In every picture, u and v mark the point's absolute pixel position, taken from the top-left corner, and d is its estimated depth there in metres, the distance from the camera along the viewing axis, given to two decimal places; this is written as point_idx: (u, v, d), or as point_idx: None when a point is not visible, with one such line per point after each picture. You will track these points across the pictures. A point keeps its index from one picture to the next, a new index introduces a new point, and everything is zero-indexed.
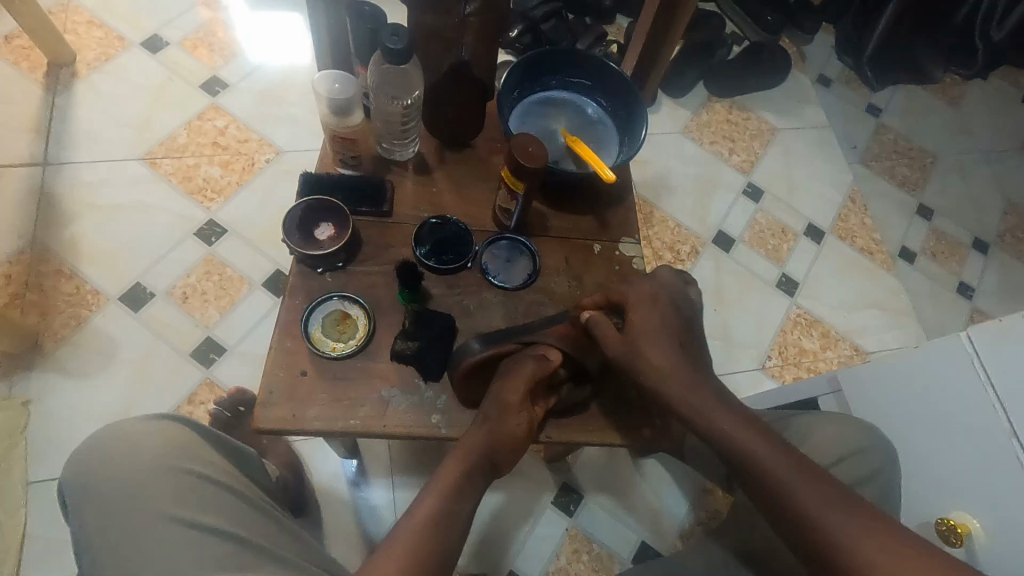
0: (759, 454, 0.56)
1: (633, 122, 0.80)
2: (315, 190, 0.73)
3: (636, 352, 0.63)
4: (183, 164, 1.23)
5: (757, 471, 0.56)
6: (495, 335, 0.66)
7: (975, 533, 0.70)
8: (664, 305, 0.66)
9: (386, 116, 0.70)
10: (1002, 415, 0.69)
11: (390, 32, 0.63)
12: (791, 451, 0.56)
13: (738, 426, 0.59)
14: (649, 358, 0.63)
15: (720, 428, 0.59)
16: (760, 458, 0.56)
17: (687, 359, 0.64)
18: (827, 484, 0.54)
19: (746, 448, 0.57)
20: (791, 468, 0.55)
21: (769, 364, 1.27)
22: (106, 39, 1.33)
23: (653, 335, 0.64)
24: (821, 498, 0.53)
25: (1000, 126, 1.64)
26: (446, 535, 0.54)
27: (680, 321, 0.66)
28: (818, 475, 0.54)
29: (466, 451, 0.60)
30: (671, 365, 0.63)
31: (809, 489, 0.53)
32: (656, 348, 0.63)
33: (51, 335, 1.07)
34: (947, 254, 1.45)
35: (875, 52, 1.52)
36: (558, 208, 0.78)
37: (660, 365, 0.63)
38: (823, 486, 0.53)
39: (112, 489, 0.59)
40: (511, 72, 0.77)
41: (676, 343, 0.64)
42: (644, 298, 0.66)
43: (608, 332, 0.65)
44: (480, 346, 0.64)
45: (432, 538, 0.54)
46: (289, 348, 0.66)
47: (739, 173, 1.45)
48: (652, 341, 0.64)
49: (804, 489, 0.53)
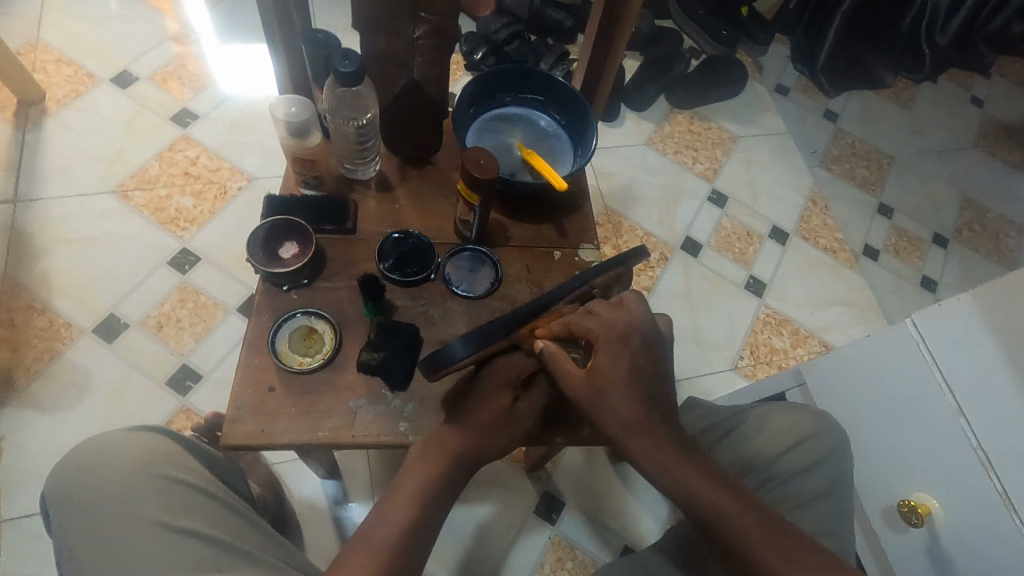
0: (724, 511, 0.56)
1: (585, 133, 0.84)
2: (279, 211, 0.75)
3: (597, 399, 0.59)
4: (154, 196, 1.25)
5: (720, 525, 0.56)
6: (481, 331, 0.58)
7: (935, 513, 0.74)
8: (635, 345, 0.60)
9: (344, 136, 0.73)
10: (948, 394, 0.72)
11: (342, 56, 0.66)
12: (756, 509, 0.57)
13: (703, 478, 0.58)
14: (609, 404, 0.58)
15: (682, 478, 0.58)
16: (725, 515, 0.56)
17: (649, 404, 0.59)
18: (793, 542, 0.55)
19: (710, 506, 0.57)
20: (758, 527, 0.56)
21: (741, 364, 1.30)
22: (75, 76, 1.35)
23: (619, 382, 0.59)
24: (779, 551, 0.55)
25: (953, 125, 1.70)
26: (423, 536, 0.57)
27: (647, 363, 0.60)
28: (782, 530, 0.56)
29: (443, 452, 0.61)
30: (633, 417, 0.58)
31: (774, 551, 0.55)
32: (618, 396, 0.58)
33: (24, 370, 1.07)
34: (908, 250, 1.51)
35: (827, 62, 1.60)
36: (518, 219, 0.81)
37: (622, 418, 0.58)
38: (781, 540, 0.55)
39: (94, 498, 0.59)
40: (465, 90, 0.80)
41: (642, 393, 0.59)
42: (605, 335, 0.60)
43: (568, 367, 0.60)
44: (465, 350, 0.56)
45: (410, 540, 0.56)
46: (257, 364, 0.67)
47: (702, 181, 1.50)
48: (615, 387, 0.58)
49: (766, 547, 0.55)
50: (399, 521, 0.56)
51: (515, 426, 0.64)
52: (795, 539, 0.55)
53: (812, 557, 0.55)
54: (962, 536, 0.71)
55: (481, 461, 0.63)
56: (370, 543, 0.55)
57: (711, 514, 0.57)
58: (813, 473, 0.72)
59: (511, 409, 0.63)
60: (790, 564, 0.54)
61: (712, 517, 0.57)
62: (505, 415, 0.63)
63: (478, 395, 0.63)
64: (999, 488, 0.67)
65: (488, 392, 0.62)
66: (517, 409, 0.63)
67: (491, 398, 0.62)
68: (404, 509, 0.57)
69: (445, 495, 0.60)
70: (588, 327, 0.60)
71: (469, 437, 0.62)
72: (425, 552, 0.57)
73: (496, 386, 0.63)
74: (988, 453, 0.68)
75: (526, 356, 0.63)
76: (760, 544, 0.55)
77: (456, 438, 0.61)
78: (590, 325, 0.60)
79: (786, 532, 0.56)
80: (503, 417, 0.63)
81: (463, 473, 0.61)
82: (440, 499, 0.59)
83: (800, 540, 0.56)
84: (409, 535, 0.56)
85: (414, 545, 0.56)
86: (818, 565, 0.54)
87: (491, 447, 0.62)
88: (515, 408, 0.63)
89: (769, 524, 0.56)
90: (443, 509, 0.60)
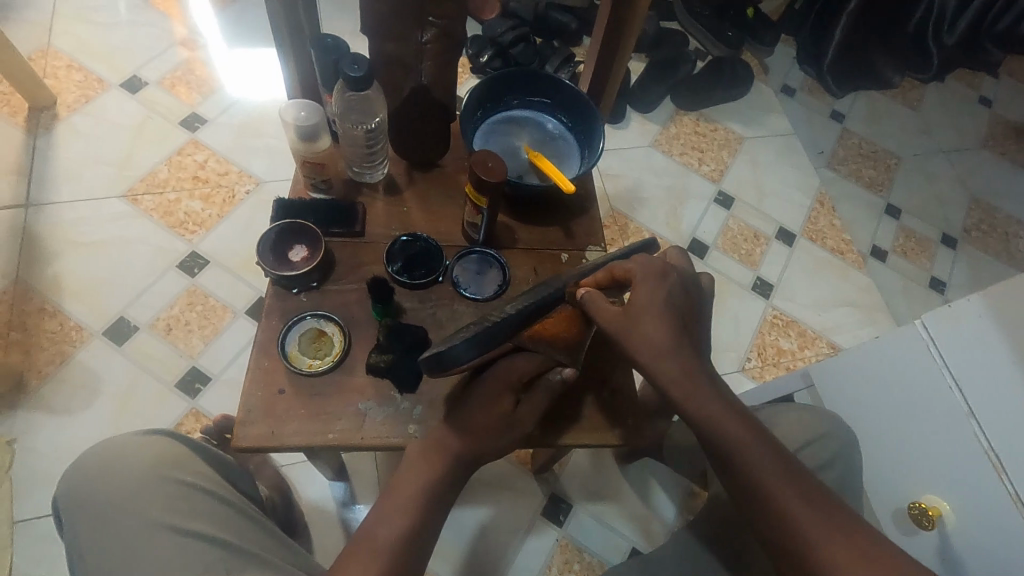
0: (745, 450, 0.54)
1: (591, 135, 0.84)
2: (288, 214, 0.76)
3: (632, 330, 0.57)
4: (163, 200, 1.26)
5: (740, 466, 0.54)
6: (485, 334, 0.57)
7: (946, 515, 0.73)
8: (674, 282, 0.59)
9: (352, 140, 0.74)
10: (958, 395, 0.71)
11: (350, 61, 0.66)
12: (776, 451, 0.55)
13: (727, 413, 0.56)
14: (643, 332, 0.56)
15: (706, 417, 0.55)
16: (744, 455, 0.54)
17: (683, 336, 0.57)
18: (810, 487, 0.54)
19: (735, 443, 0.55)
20: (778, 473, 0.54)
21: (749, 365, 1.29)
22: (85, 82, 1.36)
23: (654, 312, 0.57)
24: (799, 498, 0.53)
25: (961, 126, 1.69)
26: (423, 536, 0.57)
27: (682, 301, 0.59)
28: (801, 479, 0.54)
29: (443, 453, 0.61)
30: (667, 349, 0.56)
31: (791, 495, 0.53)
32: (654, 326, 0.56)
33: (35, 372, 1.08)
34: (917, 251, 1.50)
35: (833, 63, 1.60)
36: (524, 221, 0.81)
37: (656, 348, 0.56)
38: (802, 486, 0.54)
39: (105, 501, 0.60)
40: (473, 93, 0.81)
41: (678, 325, 0.57)
42: (645, 270, 0.59)
43: (602, 304, 0.59)
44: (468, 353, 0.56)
45: (410, 541, 0.56)
46: (266, 367, 0.68)
47: (708, 182, 1.50)
48: (649, 317, 0.57)
49: (783, 491, 0.53)
50: (398, 523, 0.57)
51: (514, 429, 0.63)
52: (814, 488, 0.54)
53: (829, 506, 0.53)
54: (972, 539, 0.71)
55: (480, 462, 0.63)
56: (368, 544, 0.55)
57: (733, 454, 0.54)
58: (821, 476, 0.71)
59: (512, 413, 0.62)
60: (809, 513, 0.52)
61: (732, 457, 0.54)
62: (506, 419, 0.62)
63: (479, 398, 0.62)
64: (1010, 489, 0.66)
65: (489, 397, 0.62)
66: (519, 414, 0.63)
67: (491, 400, 0.62)
68: (402, 513, 0.57)
69: (442, 498, 0.60)
70: (629, 266, 0.60)
71: (468, 440, 0.62)
72: (424, 553, 0.58)
73: (497, 390, 0.61)
74: (999, 454, 0.67)
75: (528, 360, 0.62)
76: (778, 482, 0.53)
77: (454, 441, 0.61)
78: (631, 264, 0.60)
79: (806, 481, 0.54)
80: (503, 421, 0.62)
81: (461, 475, 0.62)
82: (437, 502, 0.60)
83: (818, 491, 0.54)
84: (409, 536, 0.56)
85: (413, 548, 0.56)
86: (835, 521, 0.52)
87: (491, 448, 0.62)
88: (516, 412, 0.63)
89: (789, 469, 0.54)
90: (441, 510, 0.60)
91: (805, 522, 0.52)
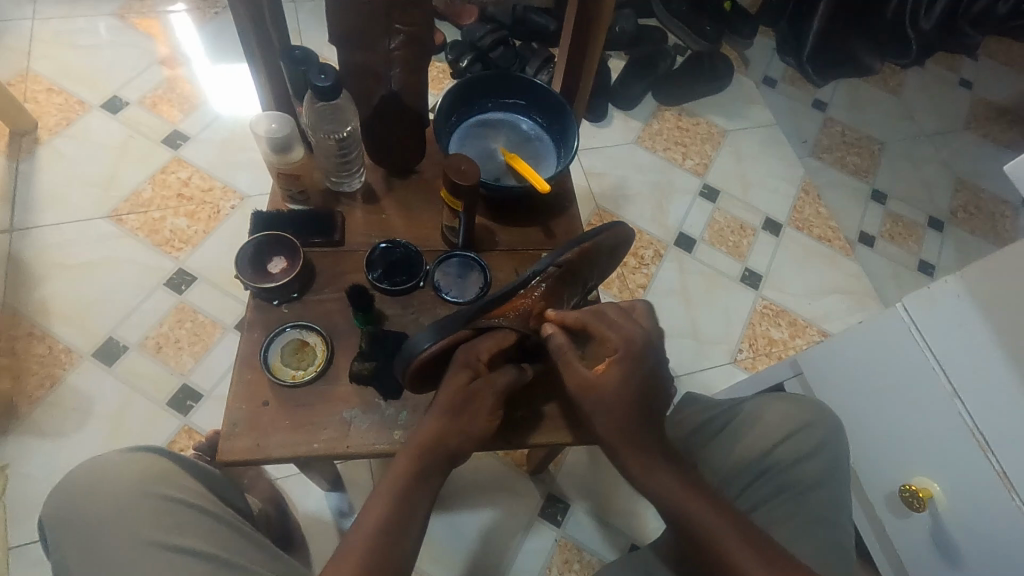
0: (704, 515, 0.60)
1: (566, 134, 0.84)
2: (266, 227, 0.76)
3: (597, 407, 0.63)
4: (149, 218, 1.26)
5: (701, 532, 0.59)
6: (443, 323, 0.63)
7: (936, 496, 0.74)
8: (646, 366, 0.64)
9: (326, 150, 0.74)
10: (942, 377, 0.71)
11: (318, 71, 0.67)
12: (736, 517, 0.60)
13: (681, 483, 0.62)
14: (602, 414, 0.63)
15: (662, 488, 0.62)
16: (707, 521, 0.59)
17: (638, 415, 0.63)
18: (766, 545, 0.58)
19: (690, 511, 0.60)
20: (739, 537, 0.58)
21: (740, 357, 1.30)
22: (66, 105, 1.36)
23: (619, 393, 0.62)
24: (753, 552, 0.57)
25: (946, 108, 1.68)
26: (401, 537, 0.56)
27: (648, 384, 0.64)
28: (758, 539, 0.58)
29: (417, 449, 0.61)
30: (621, 429, 0.63)
31: (744, 550, 0.57)
32: (617, 408, 0.63)
33: (26, 397, 1.07)
34: (904, 235, 1.50)
35: (813, 52, 1.57)
36: (504, 223, 0.81)
37: (615, 431, 0.63)
38: (753, 543, 0.58)
39: (90, 521, 0.60)
40: (446, 98, 0.81)
41: (638, 410, 0.63)
42: (621, 349, 0.63)
43: (574, 363, 0.63)
44: (428, 340, 0.62)
45: (386, 546, 0.55)
46: (250, 379, 0.68)
47: (693, 176, 1.50)
48: (614, 402, 0.62)
49: (741, 551, 0.58)
50: (376, 515, 0.57)
51: (477, 412, 0.63)
52: (768, 547, 0.58)
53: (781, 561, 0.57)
54: (965, 519, 0.71)
55: (450, 454, 0.62)
56: (352, 539, 0.56)
57: (687, 516, 0.60)
58: (806, 463, 0.72)
59: (468, 389, 0.62)
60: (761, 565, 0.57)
61: (692, 523, 0.60)
62: (463, 397, 0.62)
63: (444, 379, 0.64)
64: (998, 469, 0.67)
65: (449, 372, 0.63)
66: (473, 387, 0.62)
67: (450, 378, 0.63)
68: (380, 508, 0.58)
69: (419, 487, 0.60)
70: (607, 334, 0.64)
71: (437, 429, 0.61)
72: (409, 548, 0.57)
73: (455, 368, 0.63)
74: (984, 434, 0.68)
75: (489, 339, 0.64)
76: (729, 542, 0.58)
77: (428, 430, 0.62)
78: (610, 334, 0.64)
79: (763, 539, 0.58)
80: (462, 397, 0.62)
81: (436, 464, 0.61)
82: (416, 492, 0.60)
83: (775, 549, 0.58)
84: (383, 538, 0.56)
85: (395, 537, 0.56)
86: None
87: (454, 433, 0.62)
88: (473, 385, 0.62)
89: (745, 530, 0.59)
90: (422, 509, 0.59)
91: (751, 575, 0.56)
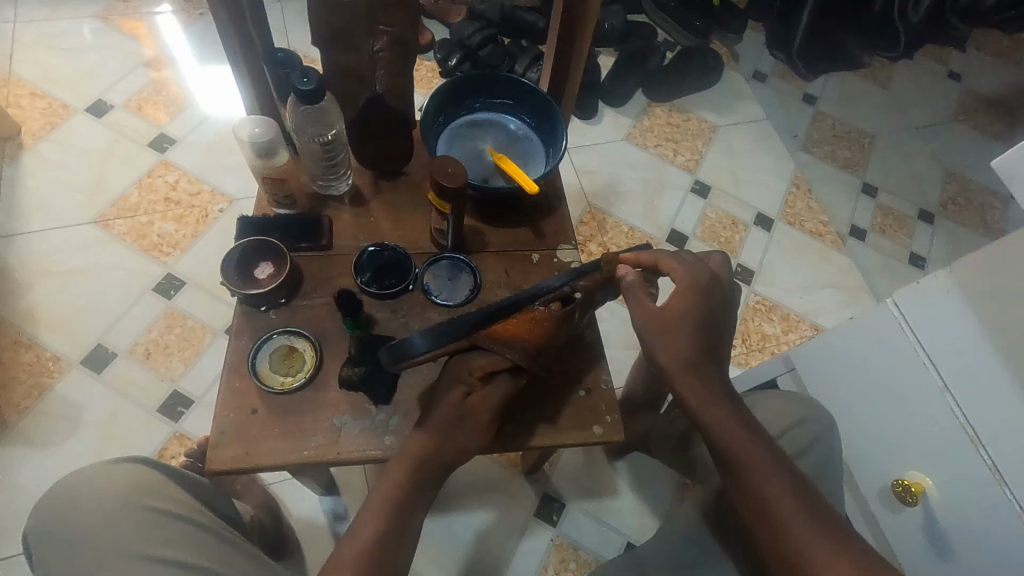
0: (755, 456, 0.59)
1: (555, 134, 0.84)
2: (253, 232, 0.75)
3: (658, 339, 0.63)
4: (136, 223, 1.24)
5: (753, 475, 0.59)
6: (444, 328, 0.61)
7: (929, 490, 0.74)
8: (714, 300, 0.64)
9: (311, 153, 0.73)
10: (932, 371, 0.72)
11: (301, 75, 0.66)
12: (789, 469, 0.59)
13: (741, 428, 0.61)
14: (669, 345, 0.62)
15: (723, 425, 0.61)
16: (760, 468, 0.59)
17: (706, 349, 0.62)
18: (817, 505, 0.57)
19: (748, 455, 0.59)
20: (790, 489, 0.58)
21: (734, 352, 1.29)
22: (49, 109, 1.35)
23: (689, 324, 0.62)
24: (805, 512, 0.57)
25: (935, 101, 1.68)
26: (392, 550, 0.57)
27: (710, 321, 0.63)
28: (807, 494, 0.58)
29: (408, 459, 0.61)
30: (687, 363, 0.62)
31: (795, 508, 0.57)
32: (683, 340, 0.62)
33: (14, 406, 1.06)
34: (895, 228, 1.50)
35: (801, 48, 1.61)
36: (493, 224, 0.81)
37: (680, 362, 0.62)
38: (806, 501, 0.57)
39: (75, 535, 0.59)
40: (433, 99, 0.80)
41: (704, 342, 0.62)
42: (687, 280, 0.64)
43: (642, 296, 0.65)
44: (424, 344, 0.60)
45: (376, 558, 0.56)
46: (238, 387, 0.68)
47: (684, 172, 1.50)
48: (680, 337, 0.62)
49: (784, 501, 0.57)
50: (369, 529, 0.57)
51: (468, 426, 0.62)
52: (821, 508, 0.57)
53: (832, 525, 0.56)
54: (959, 513, 0.71)
55: (443, 466, 0.62)
56: (343, 548, 0.56)
57: (741, 459, 0.59)
58: (800, 460, 0.72)
59: (462, 405, 0.62)
60: (811, 524, 0.56)
61: (743, 462, 0.59)
62: (457, 412, 0.61)
63: (439, 388, 0.63)
64: (989, 462, 0.67)
65: (445, 385, 0.62)
66: (468, 404, 0.62)
67: (445, 393, 0.62)
68: (372, 525, 0.58)
69: (412, 498, 0.60)
70: (673, 267, 0.65)
71: (428, 442, 0.61)
72: (400, 561, 0.58)
73: (449, 381, 0.62)
74: (975, 428, 0.68)
75: (483, 357, 0.61)
76: (781, 497, 0.57)
77: (419, 442, 0.61)
78: (675, 265, 0.65)
79: (812, 496, 0.58)
80: (457, 413, 0.61)
81: (430, 476, 0.61)
82: (408, 504, 0.60)
83: (823, 507, 0.58)
84: (374, 551, 0.56)
85: (388, 551, 0.57)
86: (839, 541, 0.55)
87: (448, 448, 0.61)
88: (466, 402, 0.62)
89: (798, 487, 0.58)
90: (415, 519, 0.60)
91: (802, 535, 0.56)
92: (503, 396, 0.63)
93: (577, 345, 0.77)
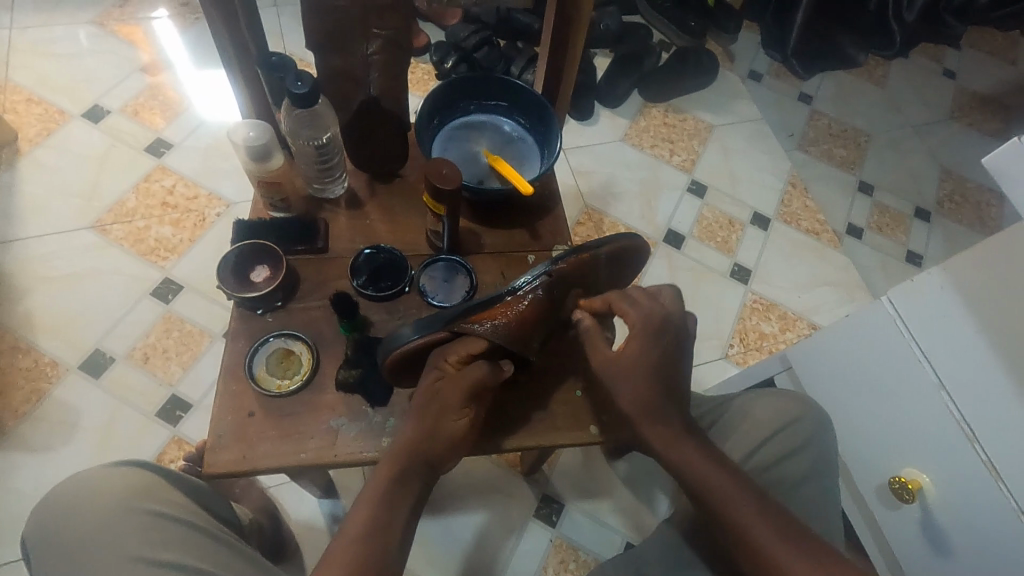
0: (715, 481, 0.61)
1: (549, 136, 0.84)
2: (249, 235, 0.75)
3: (616, 379, 0.63)
4: (133, 228, 1.24)
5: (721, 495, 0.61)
6: (430, 320, 0.64)
7: (926, 487, 0.74)
8: (666, 340, 0.63)
9: (306, 156, 0.74)
10: (929, 371, 0.71)
11: (295, 78, 0.66)
12: (752, 488, 0.62)
13: (702, 457, 0.63)
14: (624, 388, 0.63)
15: (685, 457, 0.63)
16: (721, 495, 0.61)
17: (661, 388, 0.63)
18: (783, 520, 0.60)
19: (707, 481, 0.62)
20: (754, 509, 0.60)
21: (732, 352, 1.30)
22: (46, 114, 1.35)
23: (638, 372, 0.63)
24: (771, 530, 0.59)
25: (930, 99, 1.68)
26: (384, 544, 0.56)
27: (674, 350, 0.64)
28: (773, 511, 0.60)
29: (393, 458, 0.61)
30: (644, 401, 0.63)
31: (760, 526, 0.59)
32: (632, 386, 0.63)
33: (12, 412, 1.06)
34: (892, 226, 1.50)
35: (798, 46, 1.60)
36: (489, 226, 0.81)
37: (637, 404, 0.63)
38: (773, 518, 0.60)
39: (75, 538, 0.60)
40: (427, 101, 0.81)
41: (658, 380, 0.63)
42: (639, 325, 0.62)
43: (597, 343, 0.65)
44: (411, 335, 0.64)
45: (366, 553, 0.55)
46: (234, 390, 0.68)
47: (680, 172, 1.50)
48: (628, 382, 0.63)
49: (752, 521, 0.60)
50: (357, 524, 0.57)
51: (450, 412, 0.62)
52: (789, 524, 0.60)
53: (805, 542, 0.58)
54: (955, 509, 0.71)
55: (428, 456, 0.62)
56: (337, 547, 0.56)
57: (704, 488, 0.62)
58: (795, 458, 0.72)
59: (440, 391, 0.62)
60: (778, 543, 0.58)
61: (706, 490, 0.62)
62: (435, 399, 0.62)
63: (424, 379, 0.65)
64: (985, 459, 0.67)
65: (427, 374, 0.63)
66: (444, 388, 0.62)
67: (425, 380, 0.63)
68: (361, 520, 0.58)
69: (399, 492, 0.60)
70: (625, 310, 0.63)
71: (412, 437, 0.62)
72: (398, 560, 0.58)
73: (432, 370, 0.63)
74: (971, 425, 0.68)
75: (462, 344, 0.62)
76: (748, 518, 0.60)
77: (406, 436, 0.62)
78: (626, 308, 0.63)
79: (778, 511, 0.60)
80: (434, 399, 0.62)
81: (417, 468, 0.61)
82: (396, 498, 0.59)
83: (792, 526, 0.59)
84: (364, 546, 0.56)
85: (380, 545, 0.56)
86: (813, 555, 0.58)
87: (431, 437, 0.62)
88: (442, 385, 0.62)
89: (763, 505, 0.60)
90: (404, 514, 0.59)
91: (772, 549, 0.58)
92: (484, 380, 0.61)
93: (572, 345, 0.78)
